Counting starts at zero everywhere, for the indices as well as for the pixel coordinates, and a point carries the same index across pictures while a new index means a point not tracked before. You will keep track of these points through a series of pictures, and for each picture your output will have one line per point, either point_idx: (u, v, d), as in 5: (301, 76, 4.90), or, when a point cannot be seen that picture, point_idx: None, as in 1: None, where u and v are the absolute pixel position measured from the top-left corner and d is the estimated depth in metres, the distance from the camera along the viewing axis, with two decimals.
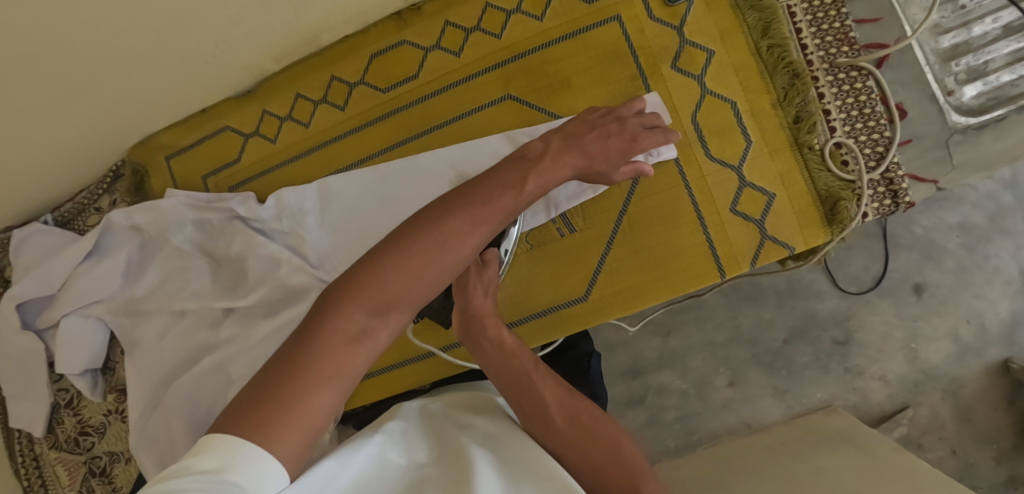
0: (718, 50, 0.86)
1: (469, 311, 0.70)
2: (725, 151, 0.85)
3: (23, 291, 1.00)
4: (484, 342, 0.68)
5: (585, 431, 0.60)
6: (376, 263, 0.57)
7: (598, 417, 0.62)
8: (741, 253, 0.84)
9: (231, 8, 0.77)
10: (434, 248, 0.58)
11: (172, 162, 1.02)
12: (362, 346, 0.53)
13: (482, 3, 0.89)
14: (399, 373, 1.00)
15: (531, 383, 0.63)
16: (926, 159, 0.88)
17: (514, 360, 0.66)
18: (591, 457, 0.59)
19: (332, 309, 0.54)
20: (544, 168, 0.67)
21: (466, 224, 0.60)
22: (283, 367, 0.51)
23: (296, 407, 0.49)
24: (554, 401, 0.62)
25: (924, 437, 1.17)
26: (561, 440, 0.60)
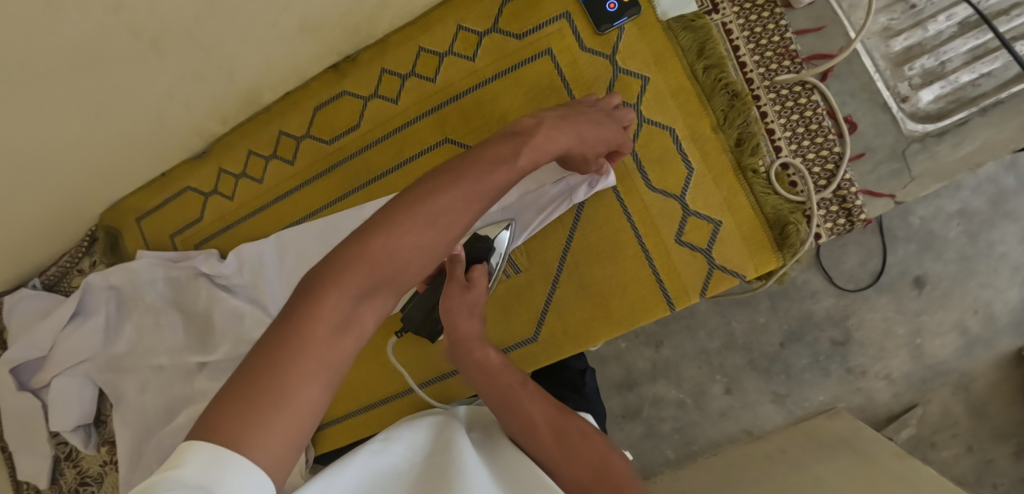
0: (653, 76, 0.82)
1: (456, 335, 0.72)
2: (667, 181, 0.82)
3: (15, 356, 1.04)
4: (469, 363, 0.72)
5: (574, 448, 0.63)
6: (368, 240, 0.55)
7: (587, 433, 0.65)
8: (690, 283, 0.81)
9: (162, 83, 0.81)
10: (426, 226, 0.56)
11: (142, 224, 1.07)
12: (348, 335, 0.52)
13: (415, 47, 0.89)
14: (376, 413, 0.99)
15: (519, 398, 0.67)
16: (881, 173, 0.81)
17: (499, 379, 0.70)
18: (578, 473, 0.61)
19: (316, 297, 0.52)
20: (538, 144, 0.64)
21: (459, 199, 0.58)
22: (263, 360, 0.49)
23: (282, 402, 0.47)
24: (542, 419, 0.65)
25: (936, 435, 1.12)
26: (550, 455, 0.63)
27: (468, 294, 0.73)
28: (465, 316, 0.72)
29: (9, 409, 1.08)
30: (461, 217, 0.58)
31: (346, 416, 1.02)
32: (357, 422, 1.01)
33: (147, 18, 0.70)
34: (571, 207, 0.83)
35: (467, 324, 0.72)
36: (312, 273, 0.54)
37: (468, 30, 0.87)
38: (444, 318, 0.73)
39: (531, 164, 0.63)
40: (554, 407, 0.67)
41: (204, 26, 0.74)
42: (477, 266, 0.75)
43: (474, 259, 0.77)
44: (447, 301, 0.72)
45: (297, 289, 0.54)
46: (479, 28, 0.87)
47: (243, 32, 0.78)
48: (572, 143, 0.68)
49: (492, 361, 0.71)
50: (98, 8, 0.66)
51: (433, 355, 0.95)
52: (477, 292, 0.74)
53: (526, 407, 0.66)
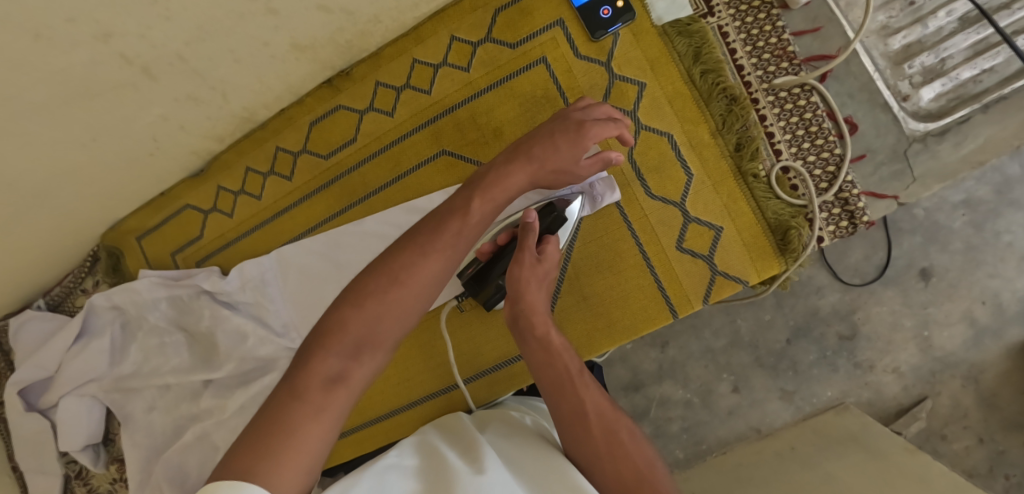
0: (649, 82, 0.81)
1: (520, 306, 0.71)
2: (666, 188, 0.81)
3: (22, 377, 1.05)
4: (532, 340, 0.70)
5: (620, 446, 0.64)
6: (348, 300, 0.58)
7: (634, 433, 0.66)
8: (691, 291, 0.81)
9: (158, 107, 0.81)
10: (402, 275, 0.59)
11: (143, 243, 1.06)
12: (342, 388, 0.54)
13: (409, 60, 0.89)
14: (401, 419, 0.94)
15: (576, 387, 0.68)
16: (884, 174, 0.80)
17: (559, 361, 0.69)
18: (621, 473, 0.63)
19: (308, 357, 0.55)
20: (490, 182, 0.66)
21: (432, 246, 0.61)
22: (264, 420, 0.51)
23: (285, 451, 0.49)
24: (593, 410, 0.66)
25: (947, 427, 1.11)
26: (596, 452, 0.64)
27: (540, 265, 0.72)
28: (534, 288, 0.71)
29: (16, 432, 1.08)
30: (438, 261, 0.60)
31: (367, 422, 0.96)
32: (364, 436, 0.96)
33: (136, 44, 0.69)
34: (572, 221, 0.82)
35: (535, 296, 0.71)
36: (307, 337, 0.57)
37: (462, 41, 0.87)
38: (512, 284, 0.72)
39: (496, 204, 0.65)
40: (608, 401, 0.68)
41: (194, 51, 0.74)
42: (551, 240, 0.75)
43: (547, 228, 0.76)
44: (517, 268, 0.71)
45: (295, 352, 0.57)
46: (472, 39, 0.86)
47: (233, 54, 0.77)
48: (531, 170, 0.68)
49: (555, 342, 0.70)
50: (88, 39, 0.66)
51: (468, 353, 0.91)
52: (547, 265, 0.73)
53: (581, 396, 0.67)
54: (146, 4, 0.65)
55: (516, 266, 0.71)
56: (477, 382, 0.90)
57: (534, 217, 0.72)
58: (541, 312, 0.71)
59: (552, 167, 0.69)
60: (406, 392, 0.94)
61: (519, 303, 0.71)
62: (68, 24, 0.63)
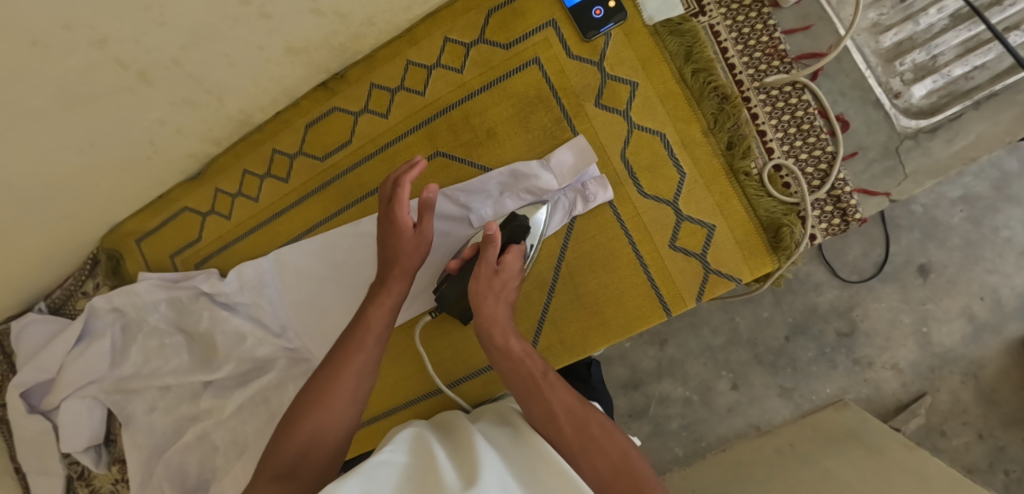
0: (641, 81, 0.82)
1: (482, 321, 0.74)
2: (659, 187, 0.81)
3: (24, 380, 1.06)
4: (493, 351, 0.73)
5: (593, 441, 0.65)
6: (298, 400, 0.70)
7: (608, 428, 0.66)
8: (685, 289, 0.81)
9: (155, 111, 0.82)
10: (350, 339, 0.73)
11: (142, 246, 1.07)
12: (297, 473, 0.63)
13: (403, 62, 0.89)
14: (397, 419, 0.95)
15: (541, 389, 0.69)
16: (875, 171, 0.80)
17: (522, 366, 0.71)
18: (597, 467, 0.63)
19: (271, 452, 0.66)
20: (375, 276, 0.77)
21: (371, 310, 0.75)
22: None
23: None
24: (561, 410, 0.67)
25: (946, 424, 1.11)
26: (570, 448, 0.64)
27: (496, 278, 0.75)
28: (491, 300, 0.75)
29: (18, 434, 1.09)
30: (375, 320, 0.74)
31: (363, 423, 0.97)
32: (361, 435, 0.96)
33: (131, 50, 0.70)
34: (563, 224, 0.84)
35: (494, 308, 0.74)
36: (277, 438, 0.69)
37: (456, 42, 0.87)
38: (472, 300, 0.76)
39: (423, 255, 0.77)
40: (577, 399, 0.68)
41: (190, 55, 0.75)
42: (511, 248, 0.76)
43: (510, 238, 0.78)
44: (474, 284, 0.75)
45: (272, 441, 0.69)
46: (466, 40, 0.87)
47: (228, 58, 0.78)
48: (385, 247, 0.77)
49: (516, 349, 0.72)
50: (84, 44, 0.67)
51: (462, 355, 0.91)
52: (507, 274, 0.75)
53: (547, 397, 0.68)
54: (141, 9, 0.65)
55: (472, 281, 0.75)
56: (473, 380, 0.91)
57: (494, 228, 0.74)
58: (500, 322, 0.74)
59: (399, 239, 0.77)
60: (404, 391, 0.94)
61: (481, 317, 0.75)
62: (64, 31, 0.64)
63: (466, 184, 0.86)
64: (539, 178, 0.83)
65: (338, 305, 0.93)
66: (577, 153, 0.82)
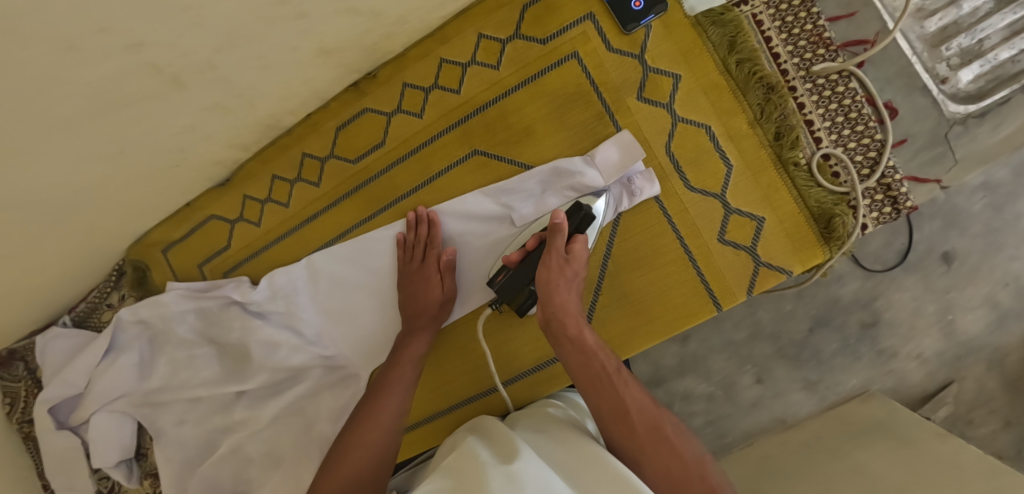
0: (684, 74, 0.81)
1: (553, 311, 0.76)
2: (706, 180, 0.81)
3: (51, 395, 1.04)
4: (565, 340, 0.75)
5: (665, 442, 0.70)
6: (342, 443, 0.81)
7: (678, 428, 0.71)
8: (735, 283, 0.81)
9: (186, 117, 0.81)
10: (392, 363, 0.85)
11: (168, 255, 1.06)
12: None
13: (436, 60, 0.88)
14: (433, 428, 0.94)
15: (616, 383, 0.72)
16: (922, 159, 0.81)
17: (596, 359, 0.74)
18: (670, 468, 0.68)
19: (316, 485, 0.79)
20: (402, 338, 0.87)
21: (409, 337, 0.87)
22: None
23: None
24: (635, 408, 0.71)
25: (972, 412, 1.12)
26: (642, 447, 0.70)
27: (568, 266, 0.78)
28: (562, 290, 0.77)
29: (46, 450, 1.07)
30: (413, 349, 0.86)
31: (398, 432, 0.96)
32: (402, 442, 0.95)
33: (166, 53, 0.69)
34: (610, 221, 0.83)
35: (565, 298, 0.77)
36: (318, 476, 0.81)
37: (490, 38, 0.86)
38: (541, 290, 0.78)
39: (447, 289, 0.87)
40: (648, 398, 0.73)
41: (224, 58, 0.74)
42: (579, 238, 0.79)
43: (575, 228, 0.80)
44: (546, 272, 0.77)
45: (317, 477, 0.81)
46: (501, 36, 0.85)
47: (262, 61, 0.77)
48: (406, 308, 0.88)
49: (590, 341, 0.75)
50: (118, 49, 0.66)
51: (501, 358, 0.90)
52: (576, 265, 0.78)
53: (622, 393, 0.72)
54: (178, 11, 0.64)
55: (544, 269, 0.77)
56: (519, 382, 0.90)
57: (561, 217, 0.78)
58: (572, 313, 0.77)
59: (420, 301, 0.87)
60: (445, 397, 0.93)
61: (551, 305, 0.77)
62: (100, 34, 0.63)
63: (507, 183, 0.86)
64: (584, 174, 0.82)
65: (377, 310, 0.94)
66: (620, 149, 0.81)
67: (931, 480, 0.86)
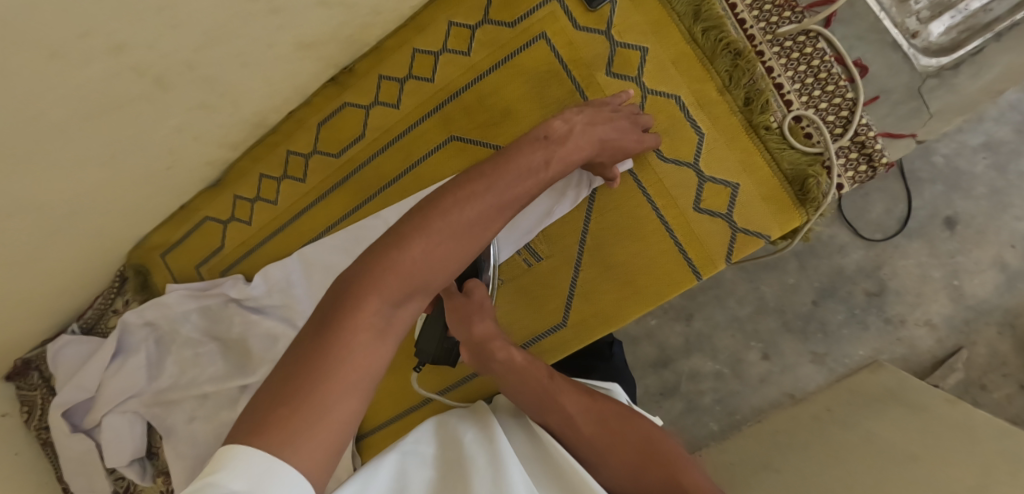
0: (652, 46, 0.82)
1: (477, 341, 0.74)
2: (679, 149, 0.82)
3: (66, 399, 1.07)
4: (497, 366, 0.74)
5: (615, 433, 0.67)
6: (403, 246, 0.55)
7: (625, 416, 0.69)
8: (714, 251, 0.81)
9: (174, 119, 0.83)
10: (463, 232, 0.58)
11: (167, 259, 1.09)
12: (384, 340, 0.52)
13: (410, 51, 0.91)
14: (428, 410, 0.96)
15: (551, 392, 0.71)
16: (900, 114, 0.81)
17: (528, 376, 0.73)
18: (623, 457, 0.65)
19: (352, 301, 0.51)
20: (565, 153, 0.67)
21: (495, 207, 0.60)
22: (307, 360, 0.48)
23: (321, 403, 0.46)
24: (577, 410, 0.69)
25: (986, 377, 1.09)
26: (594, 443, 0.67)
27: (471, 302, 0.75)
28: (479, 321, 0.74)
29: (64, 454, 1.10)
30: (492, 226, 0.61)
31: (395, 417, 0.98)
32: (400, 426, 0.98)
33: (148, 56, 0.71)
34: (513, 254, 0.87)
35: (487, 328, 0.75)
36: (341, 286, 0.53)
37: (461, 25, 0.88)
38: (458, 329, 0.76)
39: (557, 173, 0.67)
40: (587, 397, 0.71)
41: (204, 57, 0.75)
42: (473, 281, 0.76)
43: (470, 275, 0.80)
44: (454, 315, 0.75)
45: (339, 290, 0.53)
46: (470, 22, 0.88)
47: (241, 59, 0.79)
48: (591, 153, 0.71)
49: (519, 361, 0.74)
50: (101, 53, 0.67)
51: None
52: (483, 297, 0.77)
53: (561, 401, 0.70)
54: (154, 12, 0.66)
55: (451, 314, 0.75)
56: None
57: None
58: (496, 339, 0.75)
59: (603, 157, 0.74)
60: (438, 380, 0.94)
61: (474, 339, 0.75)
62: (82, 39, 0.64)
63: None
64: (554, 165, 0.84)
65: None
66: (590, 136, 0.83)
67: (943, 446, 0.84)
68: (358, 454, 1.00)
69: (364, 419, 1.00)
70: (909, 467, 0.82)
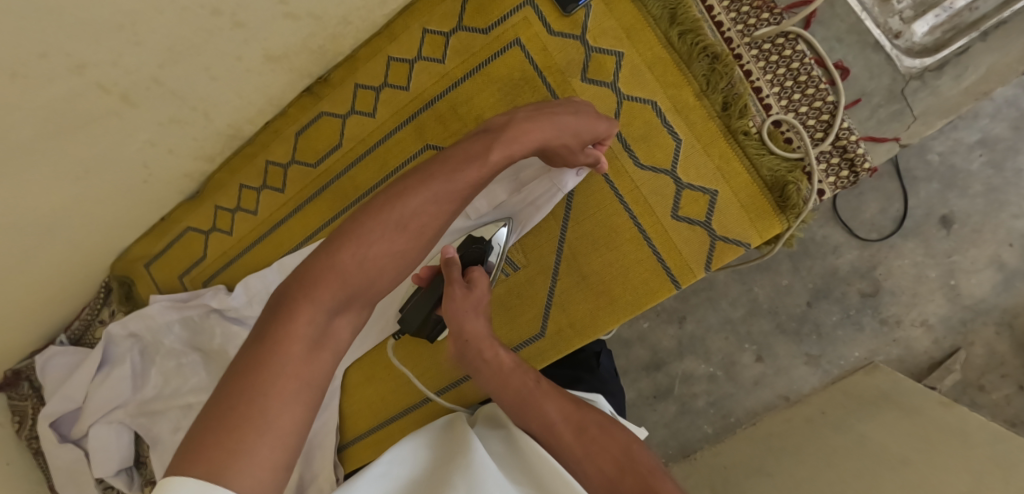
0: (627, 51, 0.81)
1: (463, 337, 0.72)
2: (655, 156, 0.81)
3: (53, 410, 1.07)
4: (480, 365, 0.71)
5: (595, 442, 0.64)
6: (337, 255, 0.62)
7: (608, 426, 0.66)
8: (692, 259, 0.80)
9: (146, 132, 0.83)
10: (396, 232, 0.64)
11: (150, 269, 1.10)
12: (323, 350, 0.59)
13: (384, 59, 0.90)
14: (412, 420, 0.95)
15: (533, 397, 0.68)
16: (881, 117, 0.79)
17: (512, 379, 0.70)
18: (602, 467, 0.62)
19: (290, 314, 0.59)
20: (509, 136, 0.67)
21: (429, 203, 0.65)
22: (247, 370, 0.55)
23: (257, 415, 0.52)
24: (559, 417, 0.66)
25: (984, 378, 1.07)
26: (572, 453, 0.64)
27: (471, 294, 0.73)
28: (471, 316, 0.72)
29: (53, 464, 1.10)
30: (429, 221, 0.65)
31: (376, 427, 0.97)
32: (381, 436, 0.97)
33: (111, 72, 0.71)
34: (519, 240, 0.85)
35: (475, 324, 0.72)
36: (283, 294, 0.61)
37: (435, 32, 0.87)
38: (450, 320, 0.73)
39: (506, 158, 0.67)
40: (571, 403, 0.68)
41: (169, 73, 0.76)
42: (477, 267, 0.76)
43: (471, 261, 0.79)
44: (450, 303, 0.72)
45: (282, 302, 0.61)
46: (445, 29, 0.87)
47: (209, 71, 0.79)
48: (550, 134, 0.69)
49: (505, 362, 0.71)
50: (63, 71, 0.68)
51: None
52: (479, 292, 0.74)
53: (542, 406, 0.67)
54: (114, 30, 0.67)
55: (448, 301, 0.72)
56: None
57: (454, 251, 0.74)
58: (484, 337, 0.72)
59: (566, 140, 0.71)
60: (418, 388, 0.94)
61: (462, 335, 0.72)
62: (42, 60, 0.65)
63: None
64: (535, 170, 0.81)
65: None
66: None
67: (937, 449, 0.82)
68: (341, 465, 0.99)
69: (345, 428, 0.99)
70: (895, 472, 0.81)
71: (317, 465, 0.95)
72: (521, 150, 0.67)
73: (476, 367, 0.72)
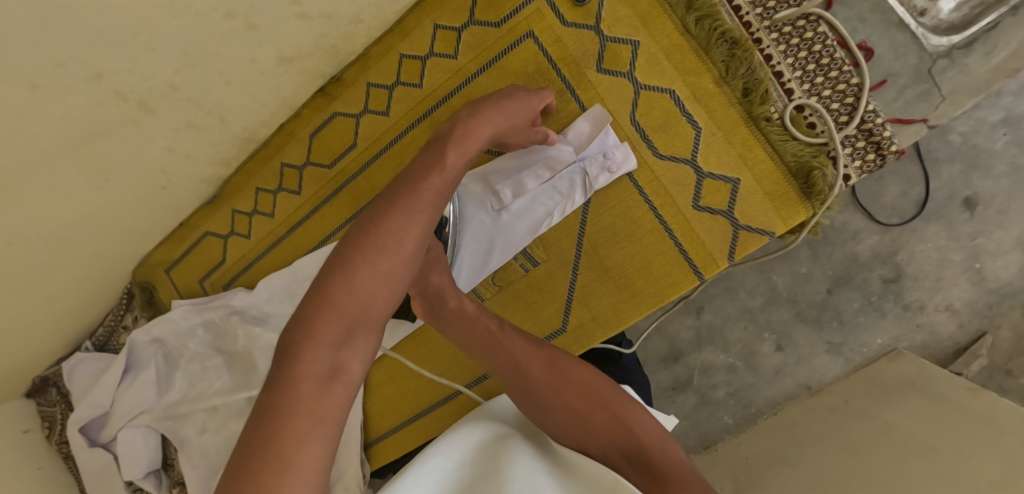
0: (643, 39, 0.81)
1: (429, 290, 0.76)
2: (675, 146, 0.81)
3: (81, 416, 1.08)
4: (448, 315, 0.75)
5: (561, 379, 0.68)
6: (326, 286, 0.59)
7: (572, 363, 0.70)
8: (715, 249, 0.81)
9: (162, 139, 0.84)
10: (378, 252, 0.60)
11: (171, 275, 1.11)
12: (337, 383, 0.57)
13: (397, 57, 0.90)
14: (437, 417, 0.95)
15: (499, 341, 0.72)
16: (907, 98, 0.78)
17: (478, 325, 0.74)
18: (571, 402, 0.66)
19: (295, 355, 0.57)
20: (459, 137, 0.70)
21: (399, 219, 0.62)
22: (266, 421, 0.54)
23: (287, 462, 0.52)
24: (523, 357, 0.70)
25: (1012, 363, 1.04)
26: (541, 392, 0.67)
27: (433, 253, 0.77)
28: (438, 272, 0.76)
29: (84, 469, 1.11)
30: (408, 234, 0.62)
31: (401, 425, 0.98)
32: (404, 434, 0.98)
33: (128, 80, 0.72)
34: (576, 208, 0.85)
35: (443, 278, 0.76)
36: (285, 335, 0.59)
37: (446, 28, 0.87)
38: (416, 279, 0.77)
39: (463, 157, 0.69)
40: (534, 345, 0.72)
41: (184, 79, 0.77)
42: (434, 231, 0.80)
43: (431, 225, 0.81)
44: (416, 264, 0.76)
45: (282, 344, 0.59)
46: (456, 24, 0.87)
47: (224, 76, 0.80)
48: (495, 123, 0.74)
49: (471, 309, 0.75)
50: (82, 80, 0.69)
51: None
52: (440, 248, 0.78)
53: (507, 348, 0.71)
54: (130, 37, 0.67)
55: None
56: None
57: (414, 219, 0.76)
58: (450, 288, 0.76)
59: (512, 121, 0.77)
60: (439, 387, 0.95)
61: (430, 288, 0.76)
62: (59, 70, 0.66)
63: (498, 166, 0.86)
64: (563, 156, 0.83)
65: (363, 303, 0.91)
66: (592, 123, 0.83)
67: (966, 435, 0.80)
68: (367, 462, 1.01)
69: (369, 428, 1.00)
70: (923, 458, 0.79)
71: (344, 464, 0.96)
72: (473, 146, 0.70)
73: (443, 317, 0.76)
